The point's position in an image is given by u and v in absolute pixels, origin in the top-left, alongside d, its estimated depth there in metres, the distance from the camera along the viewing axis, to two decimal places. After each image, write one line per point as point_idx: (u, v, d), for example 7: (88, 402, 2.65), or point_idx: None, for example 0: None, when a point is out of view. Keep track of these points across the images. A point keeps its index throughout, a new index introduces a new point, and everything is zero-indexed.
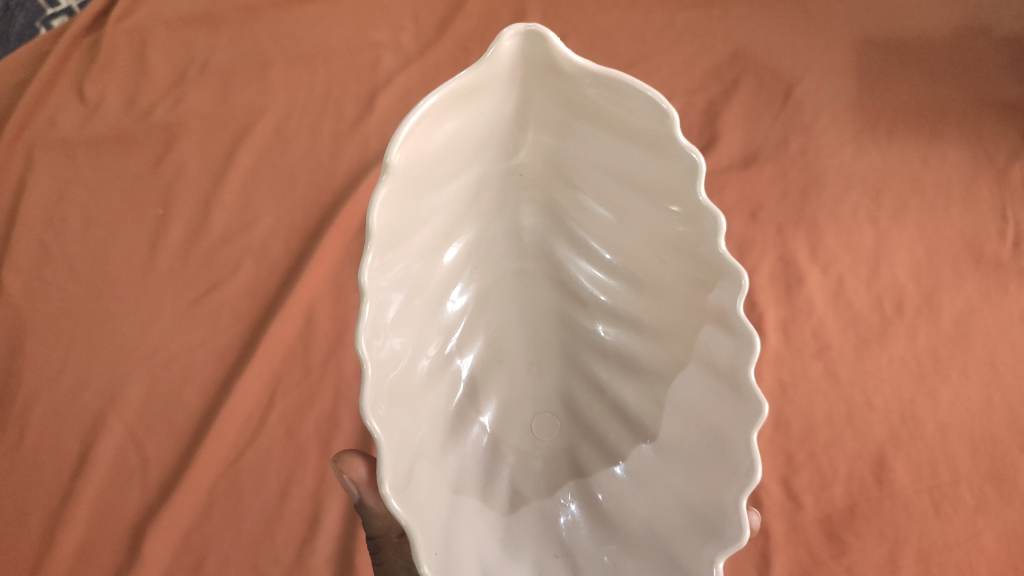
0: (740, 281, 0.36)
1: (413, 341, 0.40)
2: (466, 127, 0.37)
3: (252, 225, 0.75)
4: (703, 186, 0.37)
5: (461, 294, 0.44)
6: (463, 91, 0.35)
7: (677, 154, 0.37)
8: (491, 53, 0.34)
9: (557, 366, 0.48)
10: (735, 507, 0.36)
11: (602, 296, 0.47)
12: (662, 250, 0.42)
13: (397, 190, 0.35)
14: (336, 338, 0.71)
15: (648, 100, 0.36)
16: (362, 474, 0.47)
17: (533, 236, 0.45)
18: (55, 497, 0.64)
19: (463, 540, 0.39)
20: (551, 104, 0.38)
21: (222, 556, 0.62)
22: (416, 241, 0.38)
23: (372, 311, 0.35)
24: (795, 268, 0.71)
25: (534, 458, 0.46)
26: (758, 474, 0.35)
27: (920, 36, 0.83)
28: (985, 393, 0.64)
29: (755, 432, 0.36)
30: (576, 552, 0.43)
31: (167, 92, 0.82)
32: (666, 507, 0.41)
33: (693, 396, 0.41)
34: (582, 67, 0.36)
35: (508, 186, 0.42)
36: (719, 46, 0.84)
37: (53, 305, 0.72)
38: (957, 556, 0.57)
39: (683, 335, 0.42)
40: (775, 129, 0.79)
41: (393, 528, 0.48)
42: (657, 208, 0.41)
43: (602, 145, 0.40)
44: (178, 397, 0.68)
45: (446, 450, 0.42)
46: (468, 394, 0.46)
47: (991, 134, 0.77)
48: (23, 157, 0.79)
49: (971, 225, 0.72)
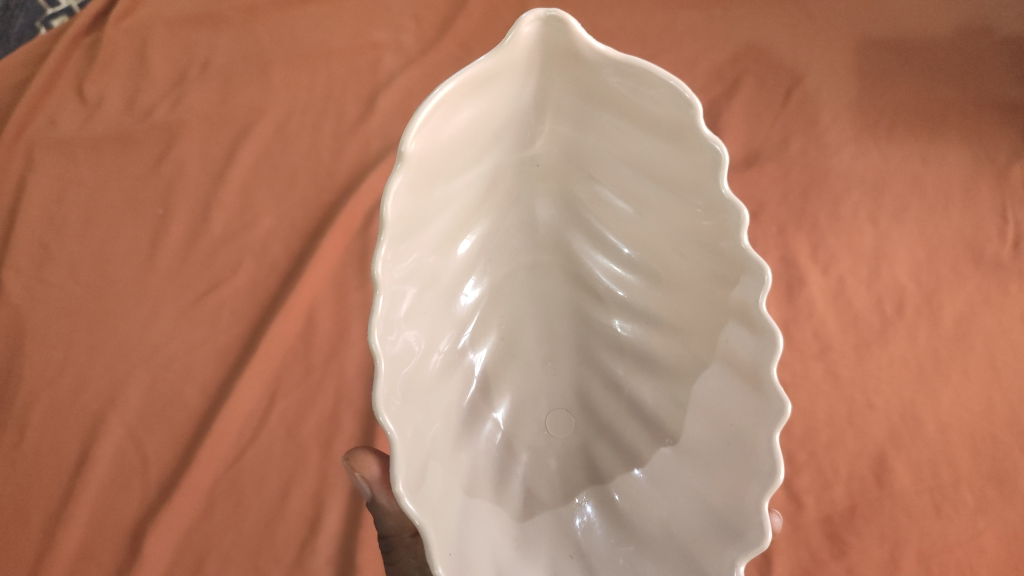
0: (763, 276, 0.36)
1: (426, 335, 0.40)
2: (483, 115, 0.37)
3: (253, 224, 0.75)
4: (726, 179, 0.37)
5: (474, 288, 0.44)
6: (480, 78, 0.35)
7: (699, 146, 0.37)
8: (510, 39, 0.34)
9: (572, 360, 0.48)
10: (756, 508, 0.36)
11: (619, 291, 0.47)
12: (683, 244, 0.42)
13: (413, 178, 0.35)
14: (338, 338, 0.71)
15: (671, 90, 0.36)
16: (375, 472, 0.47)
17: (549, 229, 0.45)
18: (55, 497, 0.64)
19: (476, 541, 0.39)
20: (570, 92, 0.38)
21: (222, 556, 0.62)
22: (430, 232, 0.38)
23: (386, 303, 0.35)
24: (796, 269, 0.71)
25: (548, 456, 0.46)
26: (780, 475, 0.35)
27: (920, 36, 0.84)
28: (986, 393, 0.64)
29: (778, 432, 0.36)
30: (590, 553, 0.43)
31: (168, 92, 0.82)
32: (684, 508, 0.41)
33: (713, 394, 0.41)
34: (603, 55, 0.35)
35: (524, 177, 0.42)
36: (720, 47, 0.84)
37: (53, 304, 0.71)
38: (957, 557, 0.57)
39: (704, 331, 0.42)
40: (775, 129, 0.79)
41: (405, 527, 0.48)
42: (679, 201, 0.41)
43: (622, 136, 0.40)
44: (178, 397, 0.68)
45: (459, 447, 0.42)
46: (482, 389, 0.46)
47: (992, 134, 0.78)
48: (23, 157, 0.79)
49: (971, 225, 0.73)
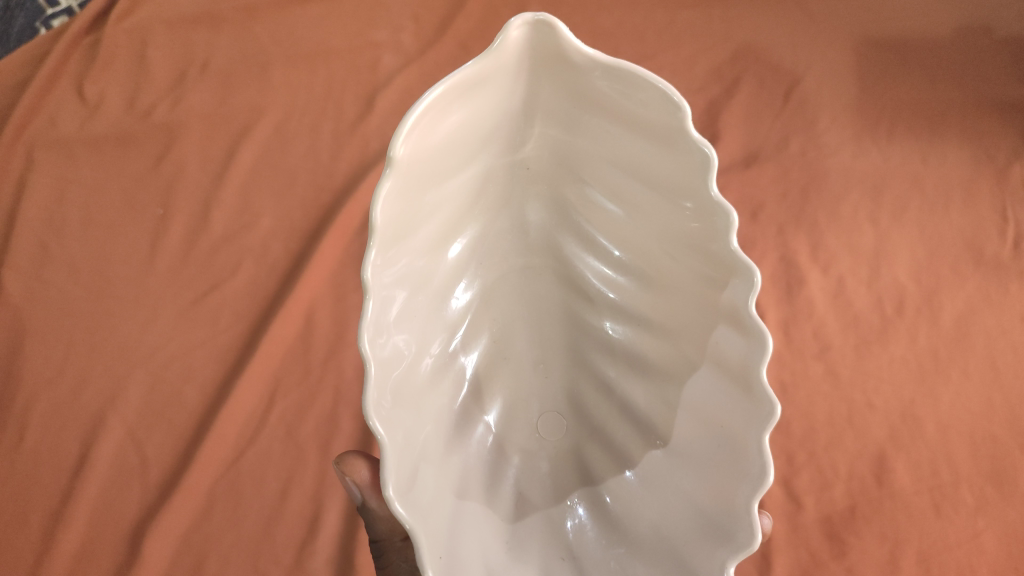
0: (753, 278, 0.36)
1: (417, 339, 0.40)
2: (472, 119, 0.37)
3: (252, 225, 0.75)
4: (715, 181, 0.37)
5: (464, 291, 0.44)
6: (469, 82, 0.34)
7: (688, 149, 0.37)
8: (498, 43, 0.34)
9: (564, 363, 0.48)
10: (746, 509, 0.36)
11: (610, 293, 0.47)
12: (673, 246, 0.42)
13: (402, 183, 0.35)
14: (336, 338, 0.71)
15: (660, 92, 0.36)
16: (364, 477, 0.47)
17: (539, 232, 0.45)
18: (55, 497, 0.64)
19: (467, 544, 0.39)
20: (559, 96, 0.38)
21: (222, 556, 0.62)
22: (420, 236, 0.38)
23: (375, 308, 0.35)
24: (795, 268, 0.71)
25: (539, 459, 0.46)
26: (770, 477, 0.35)
27: (920, 36, 0.83)
28: (986, 393, 0.64)
29: (767, 434, 0.36)
30: (582, 556, 0.43)
31: (167, 92, 0.82)
32: (675, 510, 0.41)
33: (704, 396, 0.41)
34: (591, 58, 0.35)
35: (514, 180, 0.42)
36: (720, 46, 0.84)
37: (53, 305, 0.72)
38: (957, 557, 0.57)
39: (694, 334, 0.42)
40: (775, 128, 0.79)
41: (396, 532, 0.47)
42: (669, 204, 0.41)
43: (611, 138, 0.40)
44: (177, 397, 0.68)
45: (449, 450, 0.42)
46: (474, 392, 0.46)
47: (992, 134, 0.77)
48: (23, 157, 0.79)
49: (972, 225, 0.72)
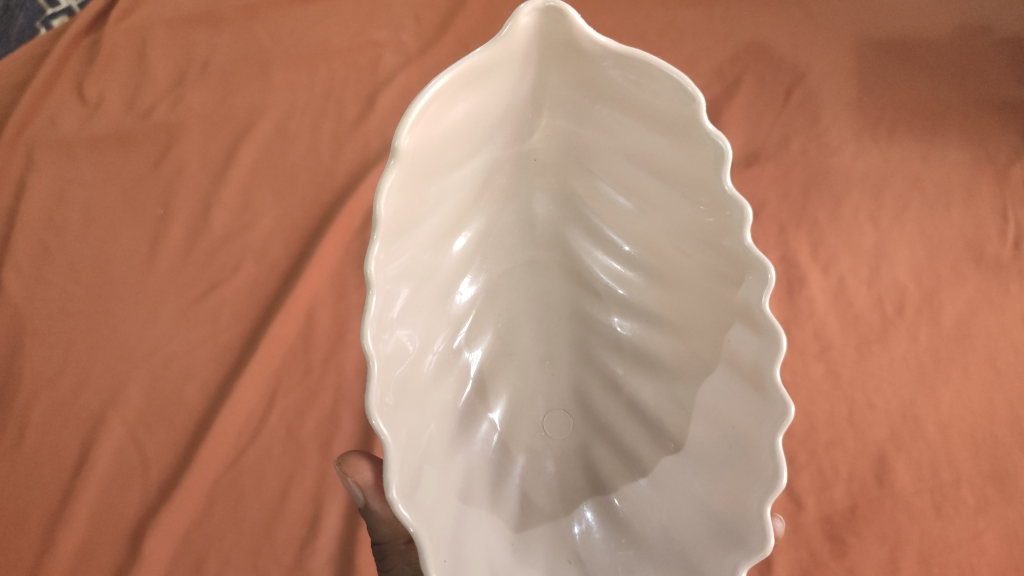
0: (767, 274, 0.36)
1: (420, 336, 0.40)
2: (479, 108, 0.37)
3: (252, 224, 0.75)
4: (728, 176, 0.37)
5: (469, 286, 0.44)
6: (477, 70, 0.34)
7: (702, 141, 0.37)
8: (507, 30, 0.34)
9: (571, 359, 0.48)
10: (758, 514, 0.36)
11: (619, 289, 0.47)
12: (684, 240, 0.42)
13: (408, 173, 0.35)
14: (336, 337, 0.71)
15: (673, 83, 0.36)
16: (367, 478, 0.47)
17: (547, 225, 0.45)
18: (55, 497, 0.64)
19: (472, 546, 0.39)
20: (568, 85, 0.38)
21: (222, 556, 0.62)
22: (424, 229, 0.38)
23: (379, 303, 0.35)
24: (796, 268, 0.71)
25: (545, 458, 0.47)
26: (783, 481, 0.35)
27: (921, 35, 0.83)
28: (987, 393, 0.64)
29: (781, 435, 0.36)
30: (588, 559, 0.42)
31: (168, 92, 0.82)
32: (684, 513, 0.41)
33: (714, 395, 0.41)
34: (603, 46, 0.35)
35: (521, 172, 0.42)
36: (720, 46, 0.84)
37: (54, 304, 0.71)
38: (958, 557, 0.57)
39: (703, 329, 0.42)
40: (775, 128, 0.79)
41: (399, 535, 0.48)
42: (681, 198, 0.41)
43: (622, 130, 0.40)
44: (178, 396, 0.68)
45: (454, 450, 0.42)
46: (478, 389, 0.46)
47: (992, 134, 0.77)
48: (23, 157, 0.79)
49: (972, 225, 0.72)
